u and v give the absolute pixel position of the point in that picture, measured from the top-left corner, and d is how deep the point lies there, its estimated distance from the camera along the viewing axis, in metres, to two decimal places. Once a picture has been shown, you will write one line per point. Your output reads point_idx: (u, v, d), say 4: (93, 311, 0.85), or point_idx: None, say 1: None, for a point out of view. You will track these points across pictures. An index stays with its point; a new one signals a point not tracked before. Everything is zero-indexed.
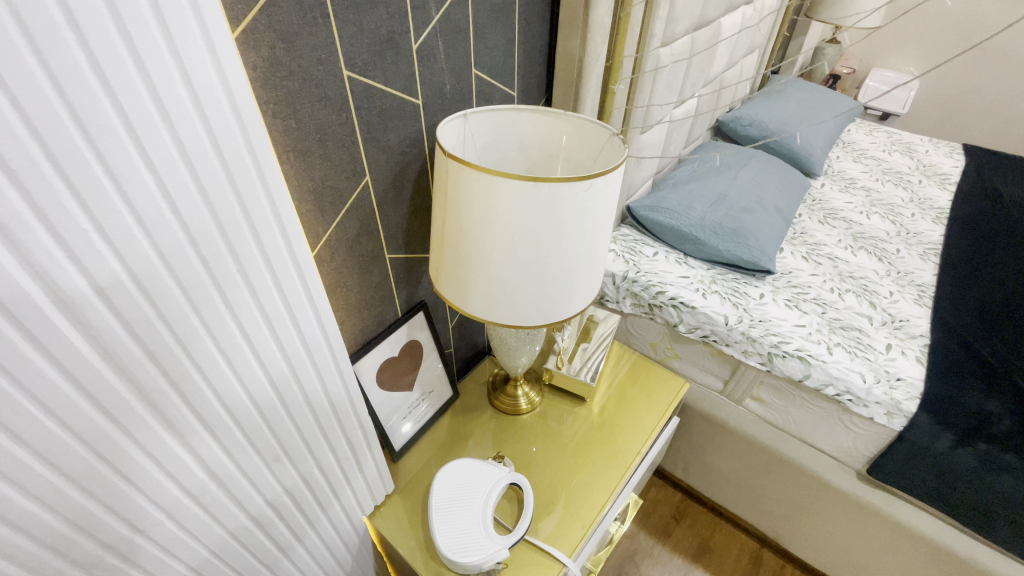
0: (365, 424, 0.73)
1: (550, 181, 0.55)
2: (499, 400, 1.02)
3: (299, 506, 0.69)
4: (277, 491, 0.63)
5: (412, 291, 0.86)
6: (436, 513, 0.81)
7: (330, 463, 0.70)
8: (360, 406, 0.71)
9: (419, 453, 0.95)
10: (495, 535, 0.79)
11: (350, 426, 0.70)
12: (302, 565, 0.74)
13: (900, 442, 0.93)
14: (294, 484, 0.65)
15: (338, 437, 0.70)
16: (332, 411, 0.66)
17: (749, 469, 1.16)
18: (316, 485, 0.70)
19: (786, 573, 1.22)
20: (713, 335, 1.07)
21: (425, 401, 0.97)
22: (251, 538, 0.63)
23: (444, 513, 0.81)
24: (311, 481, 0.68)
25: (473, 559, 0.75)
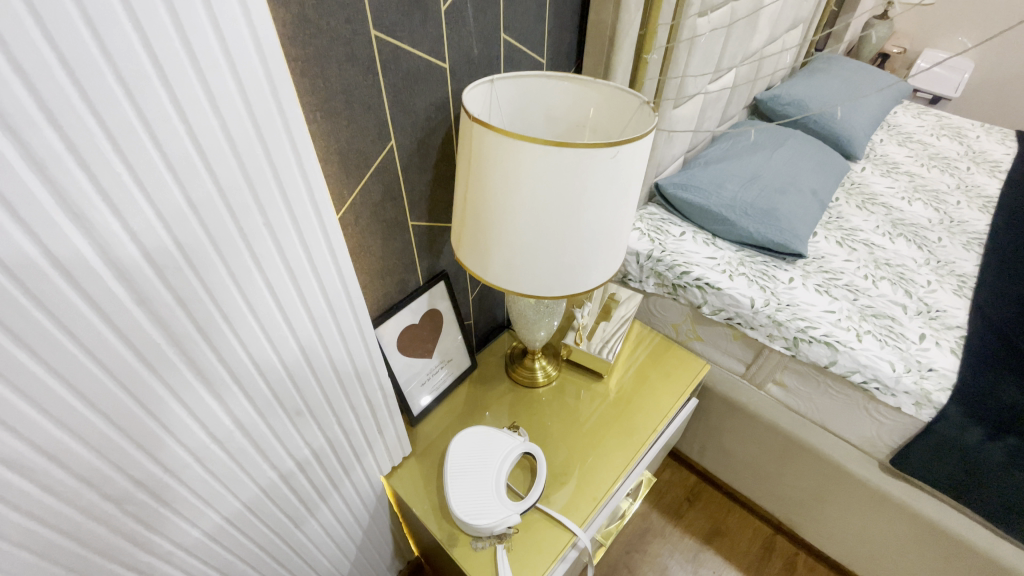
0: (385, 387, 0.75)
1: (575, 147, 0.54)
2: (516, 373, 1.03)
3: (320, 463, 0.71)
4: (300, 445, 0.65)
5: (434, 260, 0.87)
6: (450, 476, 0.83)
7: (351, 422, 0.72)
8: (381, 370, 0.72)
9: (436, 419, 0.97)
10: (507, 501, 0.81)
11: (370, 388, 0.72)
12: (322, 519, 0.77)
13: (929, 433, 0.90)
14: (316, 441, 0.68)
15: (359, 398, 0.71)
16: (353, 371, 0.68)
17: (767, 455, 1.14)
18: (337, 443, 0.72)
19: (799, 560, 1.21)
20: (736, 317, 1.05)
21: (444, 369, 0.98)
22: (274, 488, 0.65)
23: (458, 476, 0.83)
24: (333, 439, 0.71)
25: (485, 521, 0.77)
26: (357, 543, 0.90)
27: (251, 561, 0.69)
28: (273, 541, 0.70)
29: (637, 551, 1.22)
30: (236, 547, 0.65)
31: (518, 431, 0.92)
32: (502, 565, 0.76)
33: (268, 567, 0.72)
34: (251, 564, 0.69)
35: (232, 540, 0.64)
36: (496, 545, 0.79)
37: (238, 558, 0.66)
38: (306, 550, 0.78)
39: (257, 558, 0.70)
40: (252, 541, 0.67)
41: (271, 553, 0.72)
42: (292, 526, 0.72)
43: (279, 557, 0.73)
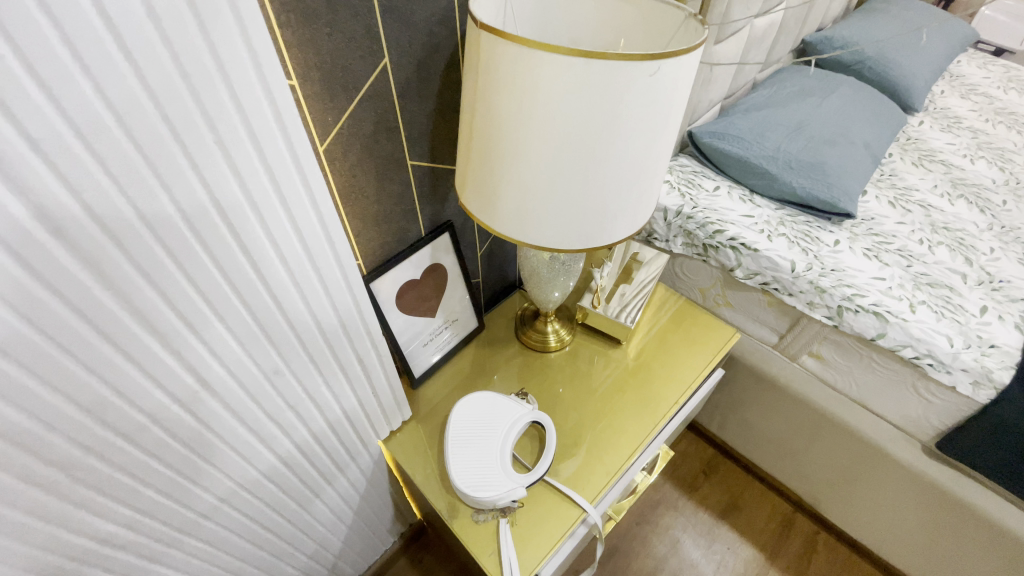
0: (380, 348, 0.67)
1: (609, 58, 0.44)
2: (527, 336, 0.94)
3: (308, 427, 0.65)
4: (281, 408, 0.59)
5: (438, 208, 0.77)
6: (452, 444, 0.76)
7: (342, 385, 0.66)
8: (374, 328, 0.64)
9: (439, 383, 0.90)
10: (513, 473, 0.74)
11: (362, 348, 0.65)
12: (313, 485, 0.72)
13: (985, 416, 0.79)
14: (301, 403, 0.61)
15: (349, 358, 0.64)
16: (341, 328, 0.60)
17: (795, 431, 1.05)
18: (326, 406, 0.65)
19: (820, 540, 1.14)
20: (773, 282, 0.94)
21: (449, 330, 0.90)
22: (255, 451, 0.59)
23: (461, 444, 0.76)
24: (322, 402, 0.64)
25: (488, 494, 0.71)
26: (352, 507, 0.85)
27: (235, 527, 0.64)
28: (258, 507, 0.65)
29: (648, 523, 1.16)
30: (216, 513, 0.60)
31: (527, 398, 0.85)
32: (505, 539, 0.71)
33: (254, 533, 0.68)
34: (234, 530, 0.64)
35: (211, 506, 0.58)
36: (499, 519, 0.73)
37: (219, 524, 0.61)
38: (297, 516, 0.73)
39: (241, 524, 0.65)
40: (234, 507, 0.62)
41: (256, 518, 0.67)
42: (279, 492, 0.67)
43: (265, 523, 0.68)
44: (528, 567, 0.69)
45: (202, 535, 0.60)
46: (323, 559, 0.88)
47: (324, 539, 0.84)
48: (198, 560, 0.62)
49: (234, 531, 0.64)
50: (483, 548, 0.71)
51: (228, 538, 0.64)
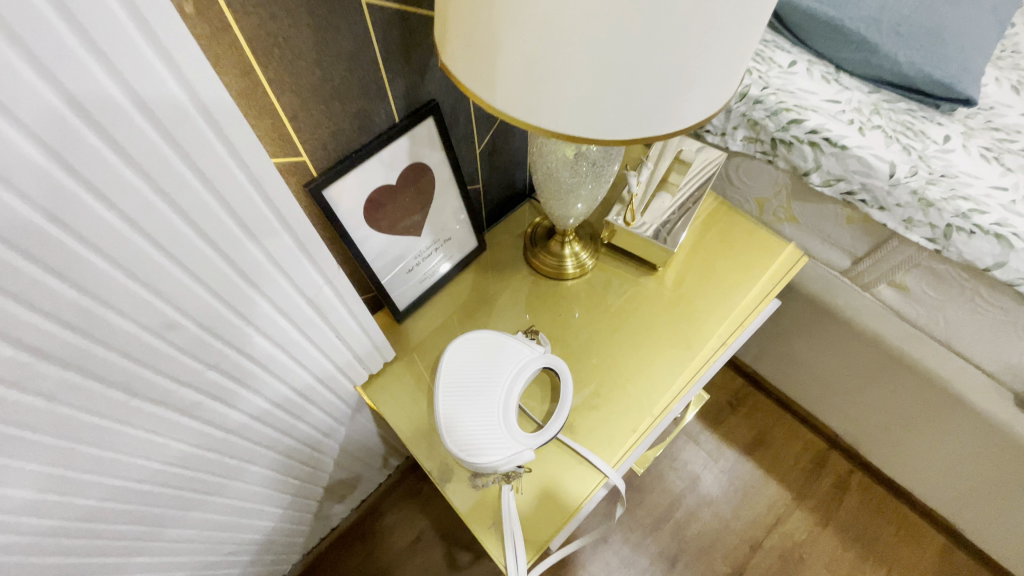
0: (336, 279, 0.49)
1: None
2: (539, 259, 0.75)
3: (243, 384, 0.49)
4: (192, 363, 0.43)
5: (415, 82, 0.54)
6: (444, 395, 0.62)
7: (287, 331, 0.48)
8: (319, 252, 0.46)
9: (430, 315, 0.73)
10: (518, 429, 0.59)
11: (306, 280, 0.46)
12: (266, 442, 0.59)
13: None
14: (222, 356, 0.44)
15: (289, 296, 0.46)
16: (260, 256, 0.42)
17: (850, 369, 0.89)
18: (267, 357, 0.49)
19: (853, 480, 1.03)
20: (860, 192, 0.72)
21: (440, 252, 0.71)
22: (167, 417, 0.44)
23: (454, 395, 0.62)
24: (258, 352, 0.47)
25: (486, 461, 0.57)
26: (328, 454, 0.73)
27: (166, 499, 0.51)
28: (191, 476, 0.52)
29: (664, 458, 1.06)
30: (130, 492, 0.46)
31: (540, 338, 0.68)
32: (508, 511, 0.58)
33: (199, 499, 0.56)
34: (167, 502, 0.51)
35: (119, 484, 0.45)
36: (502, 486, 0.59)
37: (140, 500, 0.48)
38: (252, 475, 0.60)
39: (174, 498, 0.52)
40: (156, 480, 0.48)
41: (195, 487, 0.54)
42: (219, 455, 0.53)
43: (211, 487, 0.56)
44: (535, 546, 0.58)
45: (117, 515, 0.47)
46: (303, 505, 0.78)
47: (299, 488, 0.73)
48: (123, 538, 0.50)
49: (168, 503, 0.52)
50: (481, 521, 0.59)
51: (161, 511, 0.52)
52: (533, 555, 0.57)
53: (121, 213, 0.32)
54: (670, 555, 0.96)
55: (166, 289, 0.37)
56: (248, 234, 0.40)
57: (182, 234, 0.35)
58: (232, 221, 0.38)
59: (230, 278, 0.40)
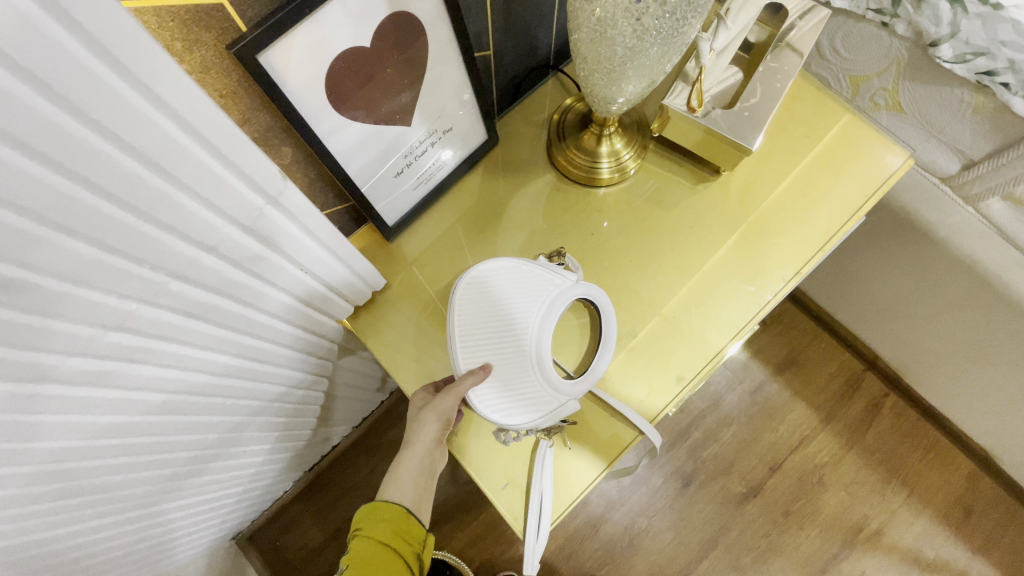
0: (289, 200, 0.34)
1: None
2: (567, 158, 0.59)
3: (177, 340, 0.37)
4: (79, 330, 0.29)
5: None
6: (460, 345, 0.47)
7: (224, 274, 0.35)
8: (250, 162, 0.30)
9: (429, 227, 0.58)
10: (557, 378, 0.49)
11: (240, 206, 0.31)
12: (233, 393, 0.48)
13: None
14: (125, 314, 0.31)
15: (215, 227, 0.31)
16: (154, 174, 0.26)
17: (920, 295, 0.76)
18: (202, 306, 0.35)
19: (887, 403, 0.96)
20: (1003, 73, 0.52)
21: (441, 148, 0.54)
22: (73, 395, 0.32)
23: (474, 348, 0.48)
24: (186, 302, 0.34)
25: (531, 422, 0.49)
26: (315, 387, 0.64)
27: (107, 468, 0.41)
28: (135, 442, 0.42)
29: None
30: (48, 475, 0.36)
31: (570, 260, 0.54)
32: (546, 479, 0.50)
33: (155, 458, 0.46)
34: (109, 470, 0.42)
35: (26, 472, 0.34)
36: (540, 443, 0.51)
37: (69, 478, 0.38)
38: (221, 423, 0.51)
39: (120, 464, 0.42)
40: (85, 456, 0.38)
41: (147, 449, 0.44)
42: (168, 417, 0.43)
43: (170, 445, 0.46)
44: (560, 506, 0.51)
45: (41, 496, 0.37)
46: (294, 437, 0.70)
47: (287, 422, 0.64)
48: (61, 512, 0.41)
49: (112, 470, 0.42)
50: (496, 478, 0.51)
51: (104, 478, 0.42)
52: (557, 516, 0.51)
53: None
54: (685, 474, 0.93)
55: None
56: (113, 140, 0.24)
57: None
58: (71, 117, 0.22)
59: (100, 210, 0.25)
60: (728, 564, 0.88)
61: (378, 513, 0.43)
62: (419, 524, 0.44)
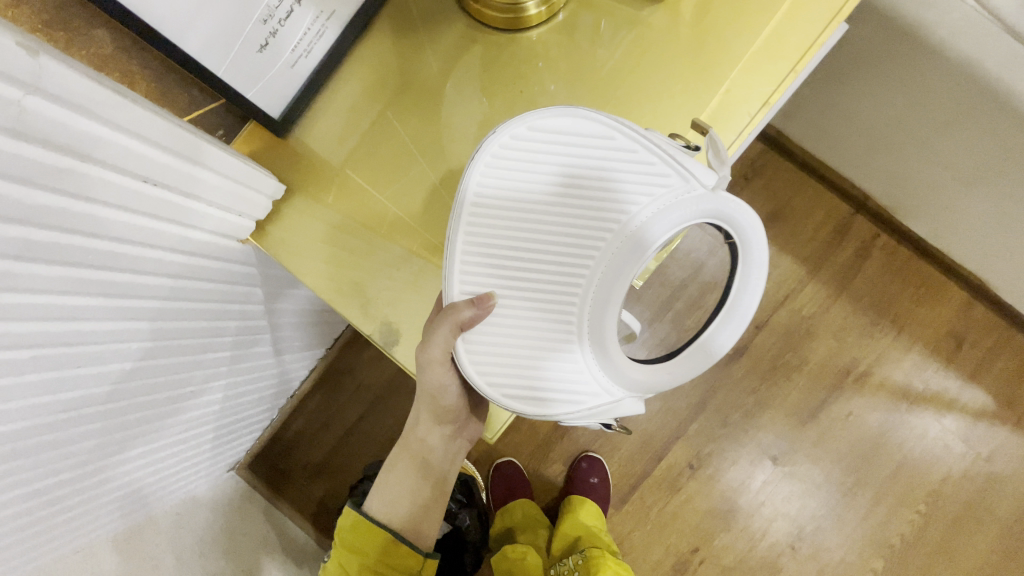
0: (54, 85, 0.26)
1: None
2: (480, 2, 0.47)
3: (41, 285, 0.31)
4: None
5: None
6: (488, 248, 0.38)
7: (23, 198, 0.27)
8: None
9: (323, 115, 0.49)
10: (614, 356, 0.38)
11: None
12: (156, 333, 0.43)
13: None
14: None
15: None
16: None
17: (915, 117, 0.67)
18: (17, 245, 0.28)
19: (877, 245, 0.91)
20: None
21: (308, 6, 0.43)
22: None
23: (508, 257, 0.38)
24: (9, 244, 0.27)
25: (563, 400, 0.38)
26: (258, 317, 0.59)
27: (40, 428, 0.38)
28: (62, 398, 0.38)
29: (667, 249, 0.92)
30: None
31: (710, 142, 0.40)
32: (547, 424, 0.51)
33: (96, 412, 0.43)
34: (37, 432, 0.38)
35: None
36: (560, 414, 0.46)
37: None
38: (163, 365, 0.47)
39: (54, 421, 0.39)
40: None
41: (83, 402, 0.41)
42: (86, 368, 0.38)
43: (107, 395, 0.43)
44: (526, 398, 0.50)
45: None
46: (258, 368, 0.68)
47: (239, 356, 0.61)
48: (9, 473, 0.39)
49: (43, 430, 0.39)
50: None
51: (45, 439, 0.39)
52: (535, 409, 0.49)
53: None
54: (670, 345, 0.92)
55: None
56: None
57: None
58: None
59: None
60: (718, 422, 0.90)
61: (371, 538, 0.45)
62: (414, 552, 0.45)
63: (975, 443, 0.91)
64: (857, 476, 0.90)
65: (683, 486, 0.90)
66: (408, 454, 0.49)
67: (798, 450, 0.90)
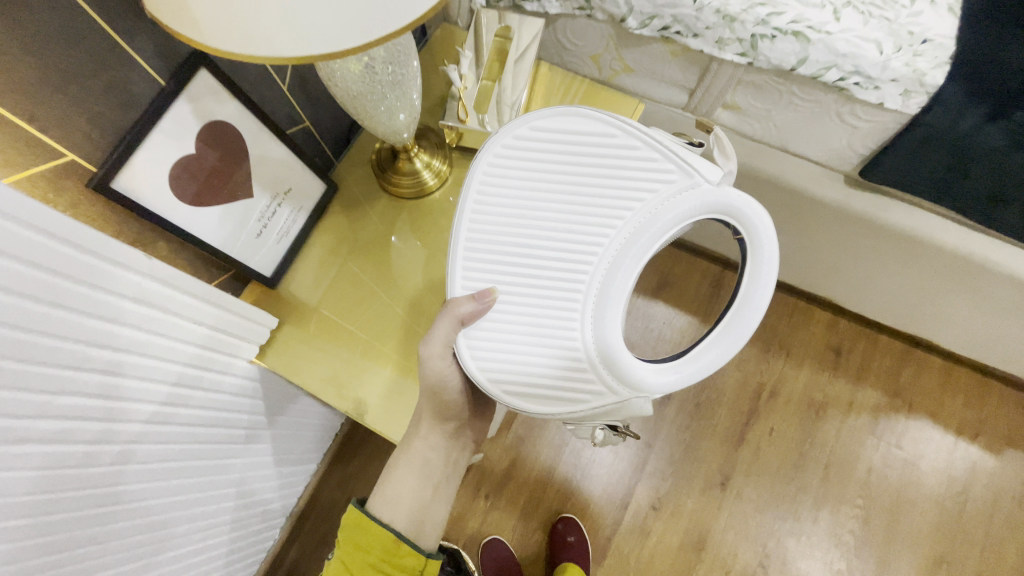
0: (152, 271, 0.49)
1: None
2: (395, 184, 0.74)
3: (117, 395, 0.50)
4: (38, 397, 0.42)
5: (162, 32, 0.50)
6: (517, 236, 0.51)
7: (124, 334, 0.49)
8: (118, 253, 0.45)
9: (302, 268, 0.73)
10: (615, 339, 0.49)
11: (121, 282, 0.46)
12: (181, 437, 0.61)
13: (945, 138, 0.70)
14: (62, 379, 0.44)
15: (107, 303, 0.46)
16: (62, 280, 0.41)
17: None
18: (117, 362, 0.49)
19: None
20: (673, 25, 0.73)
21: (285, 205, 0.69)
22: (60, 451, 0.46)
23: (537, 244, 0.51)
24: (107, 362, 0.48)
25: (578, 378, 0.50)
26: (259, 430, 0.76)
27: (103, 515, 0.54)
28: (117, 490, 0.54)
29: None
30: (62, 519, 0.49)
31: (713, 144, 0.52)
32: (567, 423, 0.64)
33: (139, 507, 0.58)
34: (102, 518, 0.54)
35: (46, 520, 0.47)
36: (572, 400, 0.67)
37: (76, 525, 0.51)
38: (187, 466, 0.63)
39: (113, 510, 0.55)
40: (80, 505, 0.50)
41: (131, 497, 0.57)
42: (135, 463, 0.56)
43: (147, 492, 0.59)
44: None
45: (62, 542, 0.50)
46: (262, 480, 0.82)
47: (246, 465, 0.76)
48: (82, 558, 0.53)
49: (88, 523, 0.52)
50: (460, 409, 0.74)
51: (106, 526, 0.55)
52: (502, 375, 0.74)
53: None
54: None
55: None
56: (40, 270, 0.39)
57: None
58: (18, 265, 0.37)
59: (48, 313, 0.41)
60: (666, 461, 1.05)
61: (371, 535, 0.53)
62: (413, 550, 0.53)
63: (883, 433, 1.07)
64: (797, 485, 1.03)
65: (652, 527, 1.01)
66: (413, 456, 0.61)
67: (739, 471, 1.04)
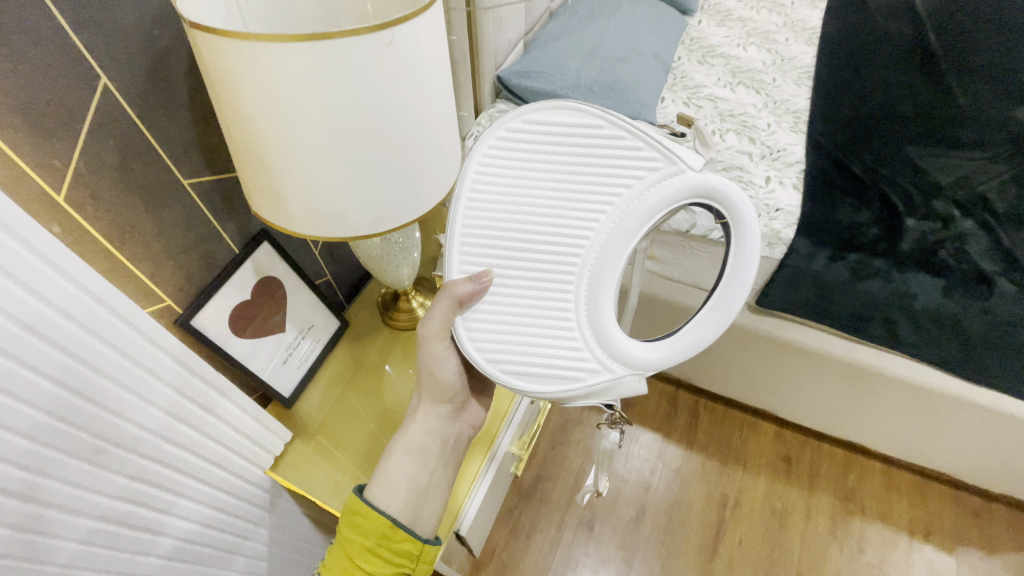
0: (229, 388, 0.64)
1: (359, 90, 0.47)
2: (393, 319, 0.95)
3: (186, 497, 0.60)
4: (146, 489, 0.54)
5: (244, 220, 0.73)
6: (510, 221, 0.56)
7: (205, 440, 0.61)
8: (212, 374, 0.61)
9: (315, 392, 0.88)
10: (605, 315, 0.57)
11: (208, 397, 0.61)
12: (221, 548, 0.68)
13: (808, 275, 0.96)
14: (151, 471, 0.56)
15: (199, 414, 0.60)
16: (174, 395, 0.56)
17: (657, 324, 1.20)
18: (194, 467, 0.60)
19: (700, 406, 1.33)
20: None
21: (307, 338, 0.86)
22: (145, 544, 0.55)
23: (529, 225, 0.56)
24: (189, 464, 0.60)
25: (573, 363, 0.58)
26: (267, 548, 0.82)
27: None
28: None
29: (562, 444, 1.27)
30: None
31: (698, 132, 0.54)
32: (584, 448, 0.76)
33: None
34: None
35: None
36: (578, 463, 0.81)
37: None
38: None
39: None
40: None
41: None
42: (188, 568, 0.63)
43: None
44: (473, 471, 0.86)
45: None
46: None
47: None
48: None
49: None
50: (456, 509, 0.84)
51: None
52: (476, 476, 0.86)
53: (110, 380, 0.48)
54: (588, 519, 1.16)
55: (128, 441, 0.51)
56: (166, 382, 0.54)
57: (93, 378, 0.47)
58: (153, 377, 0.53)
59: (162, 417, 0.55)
60: None
61: (373, 520, 0.58)
62: (410, 536, 0.58)
63: (846, 537, 1.14)
64: None
65: None
66: (407, 438, 0.67)
67: None
